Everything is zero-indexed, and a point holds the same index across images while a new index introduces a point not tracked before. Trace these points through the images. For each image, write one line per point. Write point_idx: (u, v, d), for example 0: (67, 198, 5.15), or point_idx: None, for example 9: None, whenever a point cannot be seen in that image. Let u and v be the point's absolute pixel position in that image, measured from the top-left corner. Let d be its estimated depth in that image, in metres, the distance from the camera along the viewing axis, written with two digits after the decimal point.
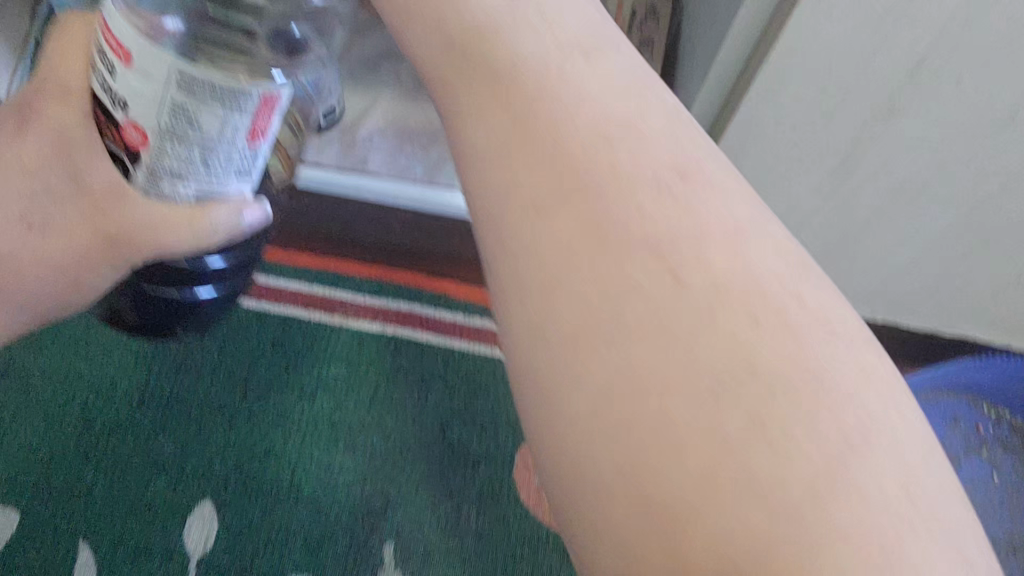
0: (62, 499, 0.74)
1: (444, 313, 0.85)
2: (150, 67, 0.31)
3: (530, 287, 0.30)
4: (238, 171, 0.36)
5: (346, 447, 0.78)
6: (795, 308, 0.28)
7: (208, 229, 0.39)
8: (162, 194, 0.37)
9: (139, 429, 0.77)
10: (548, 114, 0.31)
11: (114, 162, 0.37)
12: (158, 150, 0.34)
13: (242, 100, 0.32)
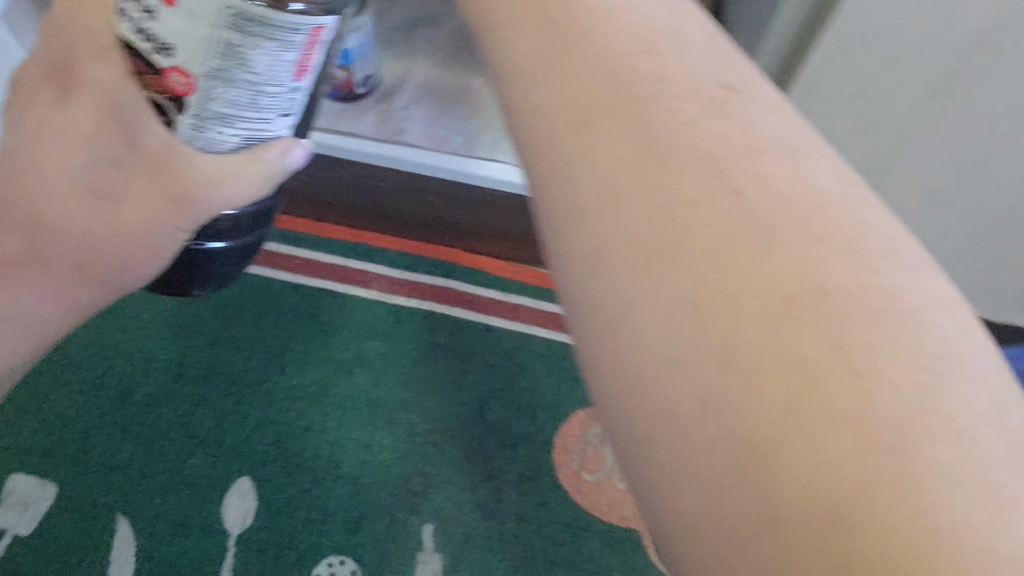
0: (100, 473, 0.74)
1: (482, 289, 0.83)
2: (201, 6, 0.31)
3: (589, 201, 0.28)
4: (282, 112, 0.37)
5: (384, 425, 0.76)
6: (862, 233, 0.25)
7: (268, 173, 0.40)
8: (206, 141, 0.37)
9: (177, 404, 0.77)
10: (595, 25, 0.30)
11: (150, 115, 0.36)
12: (206, 93, 0.34)
13: (294, 37, 0.33)
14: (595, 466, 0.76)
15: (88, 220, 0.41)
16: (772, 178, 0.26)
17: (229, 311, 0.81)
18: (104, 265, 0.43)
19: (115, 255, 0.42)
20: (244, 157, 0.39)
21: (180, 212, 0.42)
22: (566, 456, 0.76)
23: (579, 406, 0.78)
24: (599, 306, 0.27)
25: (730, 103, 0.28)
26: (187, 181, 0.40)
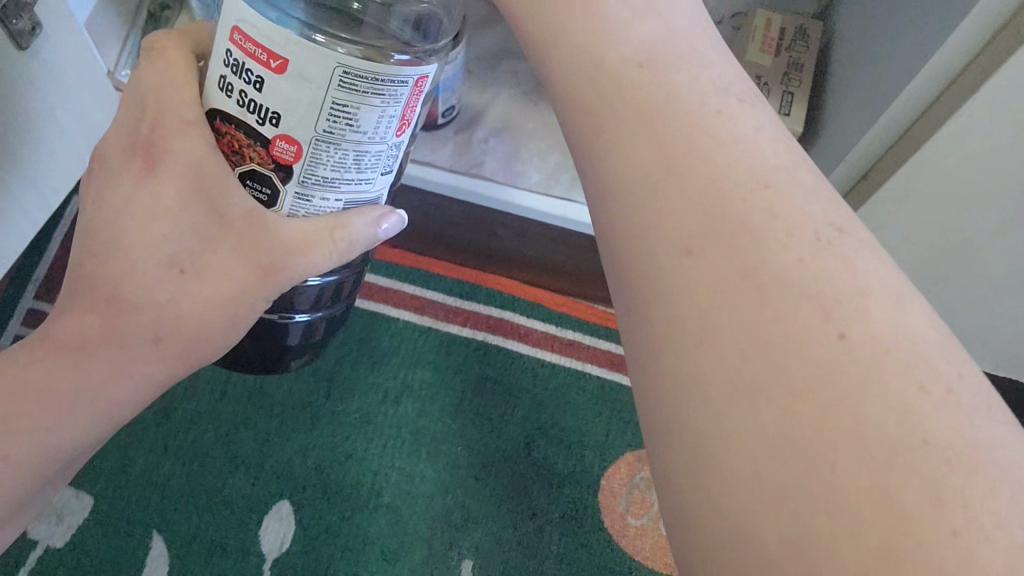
0: (138, 488, 0.72)
1: (536, 323, 0.81)
2: (312, 69, 0.28)
3: (682, 333, 0.27)
4: (384, 169, 0.34)
5: (428, 455, 0.75)
6: (957, 379, 0.25)
7: (354, 245, 0.35)
8: (313, 210, 0.34)
9: (220, 420, 0.75)
10: (703, 149, 0.29)
11: (251, 187, 0.34)
12: (312, 159, 0.31)
13: (402, 86, 0.30)
14: (641, 511, 0.74)
15: (172, 297, 0.36)
16: (878, 307, 0.26)
17: None
18: (182, 343, 0.38)
19: (196, 329, 0.37)
20: (330, 223, 0.34)
21: (269, 281, 0.37)
22: (612, 499, 0.74)
23: (627, 449, 0.76)
24: (692, 417, 0.26)
25: (836, 243, 0.27)
26: (275, 254, 0.35)
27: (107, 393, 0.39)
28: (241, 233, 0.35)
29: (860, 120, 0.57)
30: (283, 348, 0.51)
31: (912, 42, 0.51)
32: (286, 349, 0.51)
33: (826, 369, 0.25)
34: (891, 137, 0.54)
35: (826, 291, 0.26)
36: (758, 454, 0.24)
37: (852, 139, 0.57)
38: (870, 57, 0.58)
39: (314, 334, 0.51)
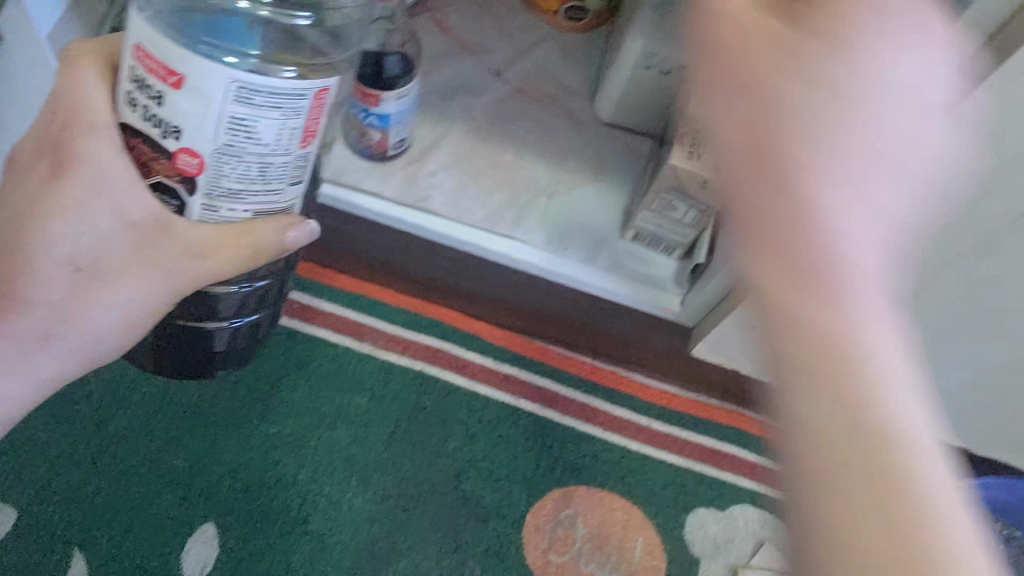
0: (63, 502, 0.72)
1: (474, 355, 0.82)
2: (208, 85, 0.31)
3: (815, 370, 0.25)
4: (291, 179, 0.36)
5: (358, 483, 0.75)
6: (940, 472, 0.25)
7: (260, 246, 0.39)
8: (220, 219, 0.37)
9: (152, 439, 0.75)
10: (793, 156, 0.26)
11: (159, 197, 0.37)
12: (215, 170, 0.34)
13: (299, 100, 0.32)
14: (563, 549, 0.75)
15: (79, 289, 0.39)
16: (889, 390, 0.25)
17: None
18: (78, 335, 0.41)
19: (87, 323, 0.41)
20: (241, 228, 0.37)
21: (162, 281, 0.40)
22: (536, 535, 0.75)
23: (553, 485, 0.77)
24: (809, 463, 0.25)
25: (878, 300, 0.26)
26: (175, 254, 0.38)
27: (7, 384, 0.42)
28: (138, 236, 0.38)
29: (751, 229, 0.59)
30: (209, 348, 0.54)
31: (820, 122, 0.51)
32: (212, 350, 0.55)
33: (848, 452, 0.25)
34: None
35: (854, 354, 0.25)
36: (942, 529, 0.24)
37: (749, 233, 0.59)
38: None
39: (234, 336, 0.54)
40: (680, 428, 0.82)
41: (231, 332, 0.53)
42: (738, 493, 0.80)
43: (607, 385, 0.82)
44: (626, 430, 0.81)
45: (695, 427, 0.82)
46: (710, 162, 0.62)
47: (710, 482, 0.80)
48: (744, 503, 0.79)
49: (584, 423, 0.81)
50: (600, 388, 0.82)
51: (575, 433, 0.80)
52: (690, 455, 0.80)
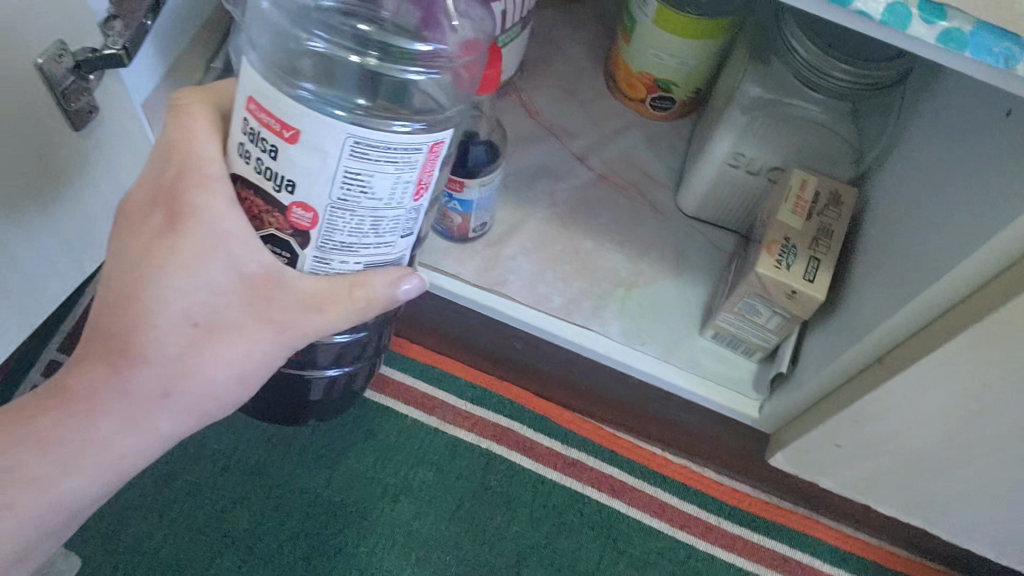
0: (129, 555, 0.72)
1: (541, 437, 0.80)
2: (324, 141, 0.33)
3: None
4: (403, 231, 0.39)
5: (417, 561, 0.74)
6: None
7: (373, 300, 0.40)
8: (333, 271, 0.39)
9: (218, 496, 0.75)
10: None
11: (273, 250, 0.39)
12: (329, 224, 0.36)
13: (414, 154, 0.34)
14: None
15: (181, 347, 0.41)
16: None
17: None
18: (191, 392, 0.42)
19: (204, 378, 0.42)
20: (352, 279, 0.40)
21: (278, 336, 0.43)
22: None
23: None
24: None
25: None
26: (291, 308, 0.40)
27: (117, 445, 0.42)
28: (253, 290, 0.40)
29: (824, 355, 0.56)
30: (304, 396, 0.55)
31: (919, 243, 0.48)
32: (313, 394, 0.56)
33: None
34: (872, 353, 0.51)
35: None
36: None
37: (824, 359, 0.56)
38: (872, 252, 0.54)
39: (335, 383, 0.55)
40: (752, 530, 0.78)
41: (329, 381, 0.55)
42: None
43: (675, 478, 0.80)
44: (695, 528, 0.78)
45: (766, 530, 0.78)
46: (799, 272, 0.54)
47: None
48: None
49: (652, 518, 0.78)
50: (670, 480, 0.79)
51: (643, 528, 0.77)
52: (760, 561, 0.77)
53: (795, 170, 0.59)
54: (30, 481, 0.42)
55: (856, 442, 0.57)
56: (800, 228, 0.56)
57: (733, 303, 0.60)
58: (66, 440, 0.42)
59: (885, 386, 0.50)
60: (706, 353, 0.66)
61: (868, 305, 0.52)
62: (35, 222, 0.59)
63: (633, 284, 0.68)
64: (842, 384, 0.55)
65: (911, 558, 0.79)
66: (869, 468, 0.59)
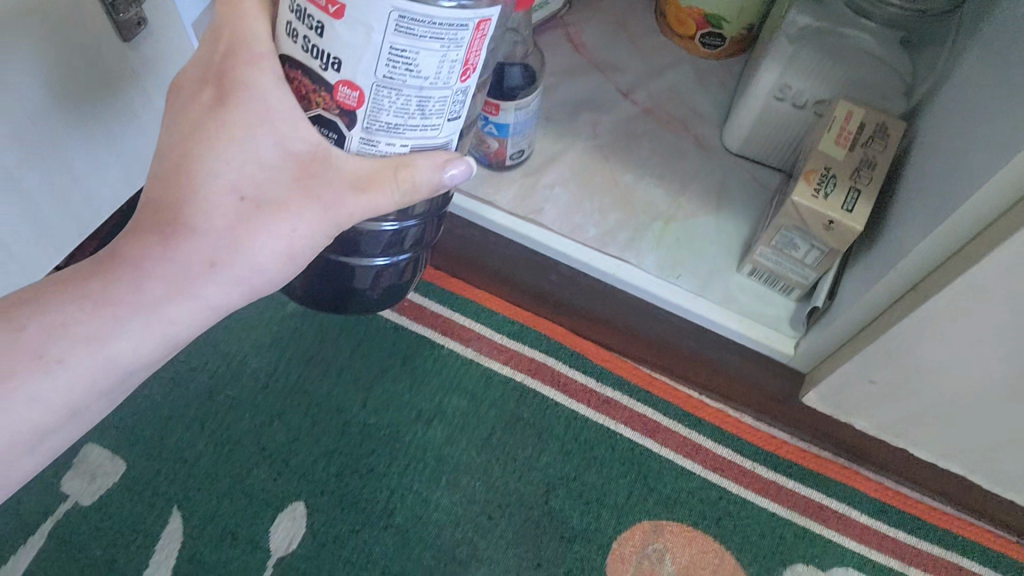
0: (170, 461, 0.76)
1: (575, 373, 0.81)
2: (367, 15, 0.34)
3: None
4: (449, 114, 0.40)
5: (447, 484, 0.76)
6: None
7: (417, 186, 0.41)
8: (379, 153, 0.40)
9: (257, 411, 0.79)
10: None
11: (320, 130, 0.41)
12: (375, 103, 0.38)
13: (460, 31, 0.35)
14: None
15: (234, 220, 0.43)
16: None
17: (330, 333, 0.82)
18: (239, 265, 0.44)
19: (252, 250, 0.44)
20: (399, 161, 0.41)
21: (324, 214, 0.44)
22: (620, 566, 0.73)
23: (646, 518, 0.75)
24: None
25: None
26: (336, 188, 0.42)
27: (165, 310, 0.44)
28: (298, 166, 0.42)
29: (863, 283, 0.56)
30: (351, 290, 0.57)
31: (959, 163, 0.47)
32: (358, 287, 0.57)
33: None
34: (908, 279, 0.51)
35: None
36: None
37: (860, 288, 0.56)
38: (919, 180, 0.53)
39: (381, 277, 0.56)
40: (786, 476, 0.77)
41: (376, 278, 0.56)
42: (841, 554, 0.75)
43: (711, 421, 0.79)
44: (729, 471, 0.77)
45: (799, 477, 0.77)
46: (837, 202, 0.54)
47: (810, 538, 0.75)
48: (848, 563, 0.74)
49: (686, 459, 0.78)
50: (705, 423, 0.79)
51: (672, 467, 0.77)
52: (795, 507, 0.76)
53: (840, 102, 0.58)
54: (81, 340, 0.43)
55: (891, 378, 0.57)
56: (842, 158, 0.56)
57: (769, 235, 0.60)
58: (118, 298, 0.43)
59: (920, 311, 0.50)
60: (742, 289, 0.66)
61: (908, 235, 0.51)
62: (84, 125, 0.61)
63: (672, 217, 0.68)
64: (880, 314, 0.55)
65: (960, 517, 0.77)
66: (909, 405, 0.58)
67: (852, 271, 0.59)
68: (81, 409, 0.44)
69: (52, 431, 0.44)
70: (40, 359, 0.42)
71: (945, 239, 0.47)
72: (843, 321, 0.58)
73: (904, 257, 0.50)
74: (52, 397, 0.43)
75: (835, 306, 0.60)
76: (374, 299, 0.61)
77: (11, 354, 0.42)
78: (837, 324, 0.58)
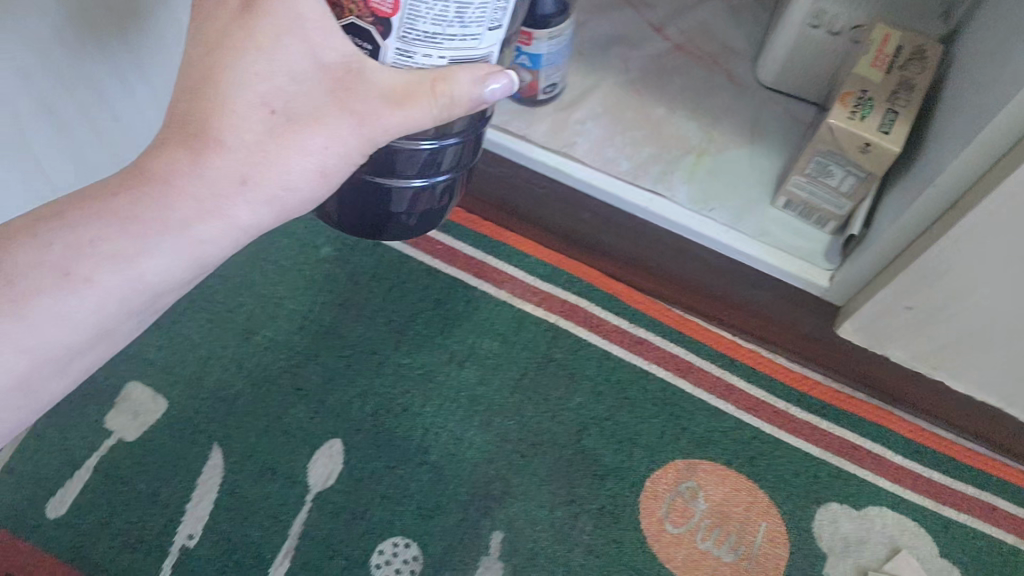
0: (210, 399, 0.78)
1: (608, 315, 0.81)
2: None
3: None
4: (489, 23, 0.38)
5: (481, 424, 0.77)
6: None
7: (456, 100, 0.40)
8: (416, 65, 0.39)
9: (293, 352, 0.80)
10: None
11: (355, 41, 0.39)
12: (412, 10, 0.36)
13: None
14: (681, 520, 0.73)
15: (262, 134, 0.42)
16: None
17: (363, 276, 0.83)
18: (269, 181, 0.43)
19: (284, 166, 0.43)
20: (437, 74, 0.39)
21: (357, 130, 0.43)
22: (653, 503, 0.74)
23: (678, 457, 0.75)
24: None
25: None
26: (369, 98, 0.41)
27: (195, 228, 0.43)
28: (331, 79, 0.41)
29: (900, 207, 0.56)
30: (388, 219, 0.58)
31: (1001, 73, 0.46)
32: (395, 216, 0.57)
33: None
34: (947, 198, 0.51)
35: None
36: None
37: (897, 215, 0.56)
38: (957, 99, 0.53)
39: (417, 205, 0.57)
40: (819, 416, 0.78)
41: (413, 207, 0.57)
42: (876, 493, 0.75)
43: (744, 361, 0.80)
44: (762, 412, 0.78)
45: (833, 418, 0.78)
46: (874, 124, 0.55)
47: (843, 478, 0.76)
48: (881, 504, 0.75)
49: (719, 399, 0.78)
50: (738, 363, 0.80)
51: (705, 408, 0.78)
52: (829, 447, 0.77)
53: (878, 25, 0.60)
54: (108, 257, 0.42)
55: (929, 304, 0.57)
56: (878, 80, 0.57)
57: (804, 163, 0.61)
58: (146, 215, 0.42)
59: (956, 229, 0.50)
60: (775, 223, 0.67)
61: (944, 153, 0.51)
62: (118, 56, 0.62)
63: (704, 150, 0.70)
64: (916, 239, 0.55)
65: (994, 457, 0.77)
66: (945, 334, 0.59)
67: (891, 198, 0.60)
68: (110, 326, 0.44)
69: (82, 349, 0.43)
70: (67, 277, 0.41)
71: (987, 148, 0.46)
72: (879, 250, 0.58)
73: (941, 174, 0.50)
74: (82, 314, 0.42)
75: (872, 234, 0.60)
76: (411, 233, 0.61)
77: (38, 269, 0.41)
78: (873, 253, 0.59)
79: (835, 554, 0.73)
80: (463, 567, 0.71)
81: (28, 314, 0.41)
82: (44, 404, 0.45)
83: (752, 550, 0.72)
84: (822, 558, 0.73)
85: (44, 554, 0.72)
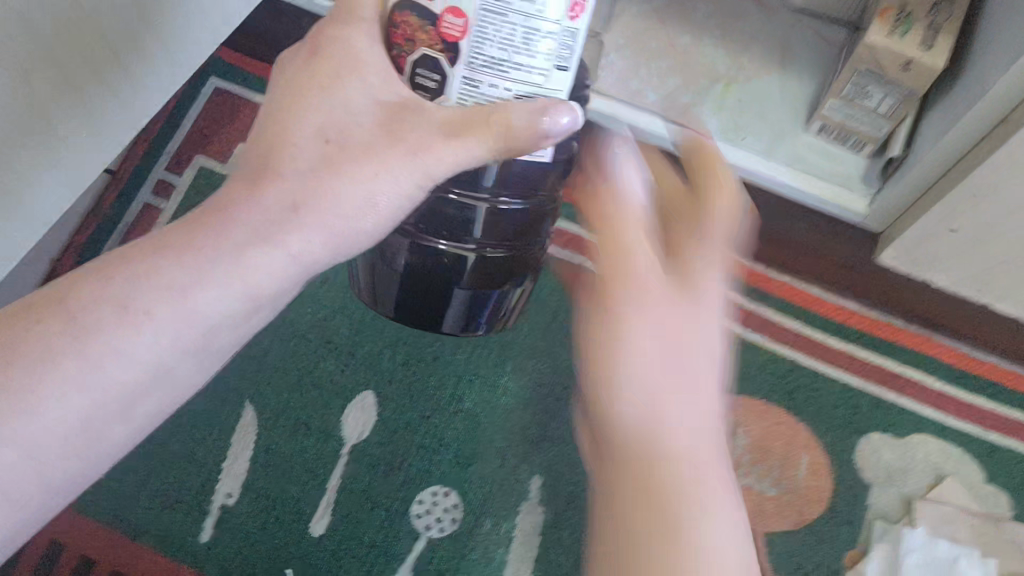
0: (238, 356, 0.77)
1: None
2: None
3: None
4: (556, 59, 0.38)
5: (513, 369, 0.76)
6: None
7: (514, 129, 0.37)
8: (479, 100, 0.39)
9: (319, 305, 0.79)
10: None
11: (419, 83, 0.40)
12: (480, 32, 0.37)
13: None
14: None
15: (314, 159, 0.39)
16: None
17: None
18: (322, 215, 0.39)
19: (336, 196, 0.39)
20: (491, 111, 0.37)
21: (413, 159, 0.39)
22: None
23: None
24: None
25: None
26: (425, 130, 0.39)
27: (249, 258, 0.39)
28: (388, 112, 0.40)
29: (945, 125, 0.57)
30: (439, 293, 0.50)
31: None
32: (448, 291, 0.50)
33: None
34: (1008, 104, 0.50)
35: None
36: None
37: (944, 129, 0.57)
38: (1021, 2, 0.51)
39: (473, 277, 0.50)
40: (858, 346, 0.77)
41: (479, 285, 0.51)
42: (919, 422, 0.74)
43: (780, 294, 0.78)
44: (799, 343, 0.76)
45: (870, 345, 0.77)
46: (914, 41, 0.58)
47: (885, 407, 0.75)
48: (925, 431, 0.74)
49: (755, 332, 0.77)
50: (776, 298, 0.78)
51: (741, 341, 0.76)
52: (868, 376, 0.76)
53: None
54: (170, 290, 0.39)
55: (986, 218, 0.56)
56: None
57: (842, 83, 0.63)
58: (205, 241, 0.39)
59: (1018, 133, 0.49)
60: (810, 148, 0.70)
61: (1005, 54, 0.50)
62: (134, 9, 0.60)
63: (733, 80, 0.72)
64: (965, 154, 0.55)
65: None
66: (1001, 250, 0.58)
67: (943, 110, 0.59)
68: (172, 369, 0.40)
69: (147, 393, 0.40)
70: (128, 311, 0.38)
71: None
72: (920, 172, 0.59)
73: (992, 85, 0.51)
74: (145, 351, 0.39)
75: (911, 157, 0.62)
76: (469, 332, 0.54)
77: (97, 304, 0.38)
78: (913, 176, 0.60)
79: (879, 484, 0.72)
80: (504, 513, 0.72)
81: (86, 350, 0.38)
82: (115, 451, 0.41)
83: (795, 484, 0.72)
84: (866, 488, 0.72)
85: (86, 519, 0.72)
